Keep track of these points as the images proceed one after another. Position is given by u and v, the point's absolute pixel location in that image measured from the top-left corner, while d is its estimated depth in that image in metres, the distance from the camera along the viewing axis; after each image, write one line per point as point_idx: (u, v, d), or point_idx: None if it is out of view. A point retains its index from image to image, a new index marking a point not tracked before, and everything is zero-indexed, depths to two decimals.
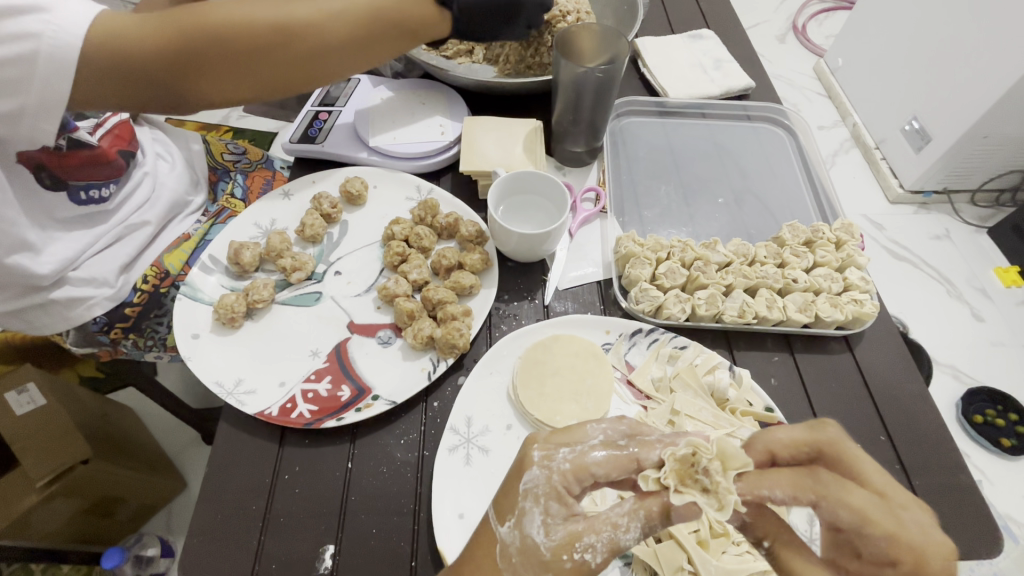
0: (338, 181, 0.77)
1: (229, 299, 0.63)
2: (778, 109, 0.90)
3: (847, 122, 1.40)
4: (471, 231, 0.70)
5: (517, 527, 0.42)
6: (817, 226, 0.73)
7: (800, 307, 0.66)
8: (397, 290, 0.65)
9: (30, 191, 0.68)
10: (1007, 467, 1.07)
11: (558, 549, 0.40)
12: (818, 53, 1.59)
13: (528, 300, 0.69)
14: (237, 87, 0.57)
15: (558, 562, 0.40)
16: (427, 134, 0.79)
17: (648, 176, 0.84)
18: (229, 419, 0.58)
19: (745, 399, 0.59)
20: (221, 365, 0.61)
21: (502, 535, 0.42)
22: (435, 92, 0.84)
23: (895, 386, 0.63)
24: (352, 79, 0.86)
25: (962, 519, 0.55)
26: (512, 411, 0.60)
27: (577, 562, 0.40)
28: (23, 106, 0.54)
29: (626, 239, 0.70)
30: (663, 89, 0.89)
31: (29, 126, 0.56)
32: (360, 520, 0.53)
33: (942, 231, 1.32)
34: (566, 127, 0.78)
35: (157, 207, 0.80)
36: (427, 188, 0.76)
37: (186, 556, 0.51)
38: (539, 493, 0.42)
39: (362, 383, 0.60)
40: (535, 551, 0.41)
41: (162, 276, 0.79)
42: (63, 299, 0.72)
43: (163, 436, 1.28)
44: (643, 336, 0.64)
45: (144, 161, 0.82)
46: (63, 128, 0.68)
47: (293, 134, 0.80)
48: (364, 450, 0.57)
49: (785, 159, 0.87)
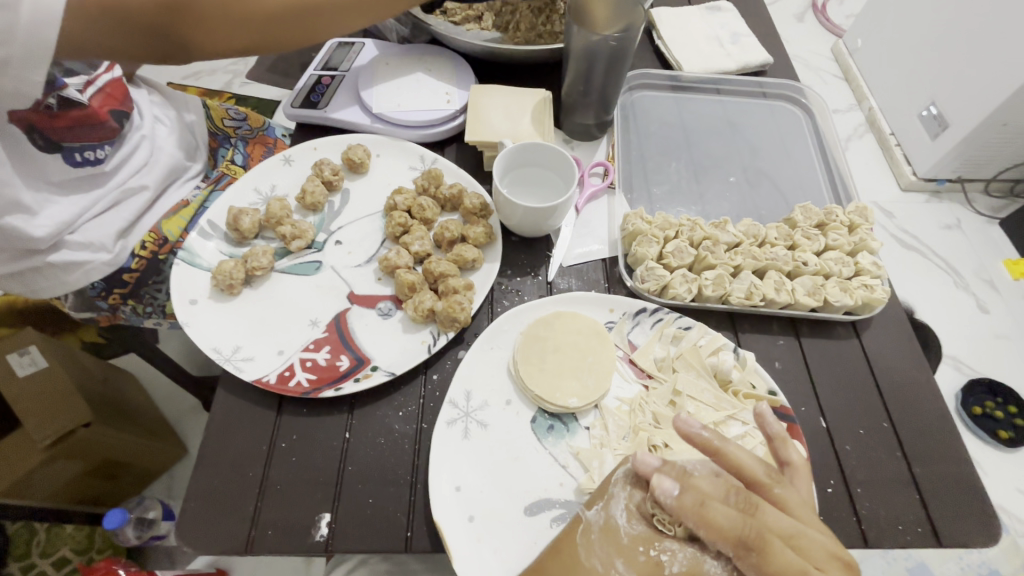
0: (339, 147, 0.75)
1: (227, 266, 0.62)
2: (796, 86, 0.86)
3: (863, 106, 1.35)
4: (475, 203, 0.68)
5: (604, 508, 0.48)
6: (830, 208, 0.71)
7: (808, 290, 0.64)
8: (398, 261, 0.64)
9: (23, 153, 0.68)
10: (1003, 460, 1.07)
11: (636, 539, 0.46)
12: (836, 32, 1.53)
13: (531, 276, 0.68)
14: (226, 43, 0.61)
15: (636, 551, 0.46)
16: (432, 102, 0.77)
17: (658, 152, 0.82)
18: (227, 386, 0.58)
19: (748, 381, 0.58)
20: (219, 332, 0.60)
21: (588, 516, 0.48)
22: (442, 58, 0.82)
23: (902, 373, 0.62)
24: (355, 43, 0.83)
25: (961, 508, 0.55)
26: (512, 386, 0.59)
27: (654, 557, 0.45)
28: (8, 58, 0.53)
29: (633, 216, 0.68)
30: (677, 62, 0.86)
31: (15, 74, 0.55)
32: (357, 489, 0.53)
33: (953, 221, 1.29)
34: (576, 99, 0.76)
35: (154, 172, 0.79)
36: (431, 158, 0.74)
37: (183, 519, 0.51)
38: (625, 482, 0.49)
39: (361, 353, 0.59)
40: (616, 533, 0.47)
41: (160, 243, 0.79)
42: (60, 264, 0.71)
43: (167, 402, 1.29)
44: (647, 316, 0.63)
45: (140, 123, 0.80)
46: (50, 85, 0.67)
47: (294, 99, 0.78)
48: (362, 421, 0.57)
49: (800, 139, 0.84)
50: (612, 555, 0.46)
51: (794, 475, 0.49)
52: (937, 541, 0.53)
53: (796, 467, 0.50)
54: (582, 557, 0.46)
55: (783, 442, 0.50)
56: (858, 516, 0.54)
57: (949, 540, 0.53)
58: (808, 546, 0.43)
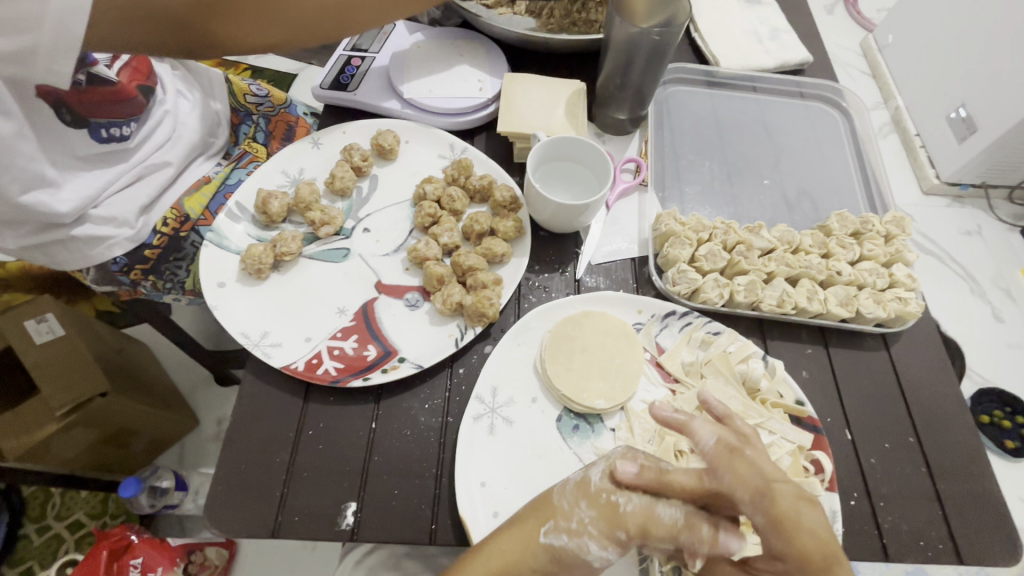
0: (368, 132, 0.74)
1: (256, 250, 0.61)
2: (835, 87, 0.84)
3: (890, 105, 1.25)
4: (505, 197, 0.67)
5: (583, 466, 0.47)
6: (866, 217, 0.70)
7: (841, 300, 0.64)
8: (427, 253, 0.63)
9: (50, 128, 0.66)
10: (1008, 469, 1.04)
11: (602, 488, 0.45)
12: (868, 27, 1.39)
13: (559, 272, 0.67)
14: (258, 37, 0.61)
15: (598, 498, 0.45)
16: (465, 89, 0.75)
17: (692, 150, 0.80)
18: (255, 369, 0.58)
19: (776, 390, 0.58)
20: (247, 316, 0.60)
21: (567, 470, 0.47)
22: (475, 44, 0.80)
23: (931, 389, 0.62)
24: (386, 24, 0.81)
25: (983, 527, 0.55)
26: (538, 384, 0.59)
27: (609, 503, 0.44)
28: (35, 46, 0.53)
29: (666, 216, 0.67)
30: (714, 57, 0.84)
31: (43, 67, 0.55)
32: (382, 480, 0.54)
33: (973, 227, 1.21)
34: (611, 91, 0.74)
35: (178, 148, 0.78)
36: (461, 147, 0.73)
37: (211, 501, 0.52)
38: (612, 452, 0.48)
39: (388, 345, 0.59)
40: (586, 484, 0.46)
41: (182, 220, 0.78)
42: (83, 238, 0.70)
43: (179, 373, 1.30)
44: (676, 319, 0.62)
45: (164, 97, 0.78)
46: (82, 61, 0.66)
47: (324, 80, 0.76)
48: (388, 412, 0.57)
49: (835, 141, 0.83)
50: (578, 497, 0.45)
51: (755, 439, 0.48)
52: (958, 557, 0.53)
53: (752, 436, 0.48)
54: (552, 498, 0.46)
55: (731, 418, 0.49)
56: (879, 530, 0.54)
57: (969, 557, 0.53)
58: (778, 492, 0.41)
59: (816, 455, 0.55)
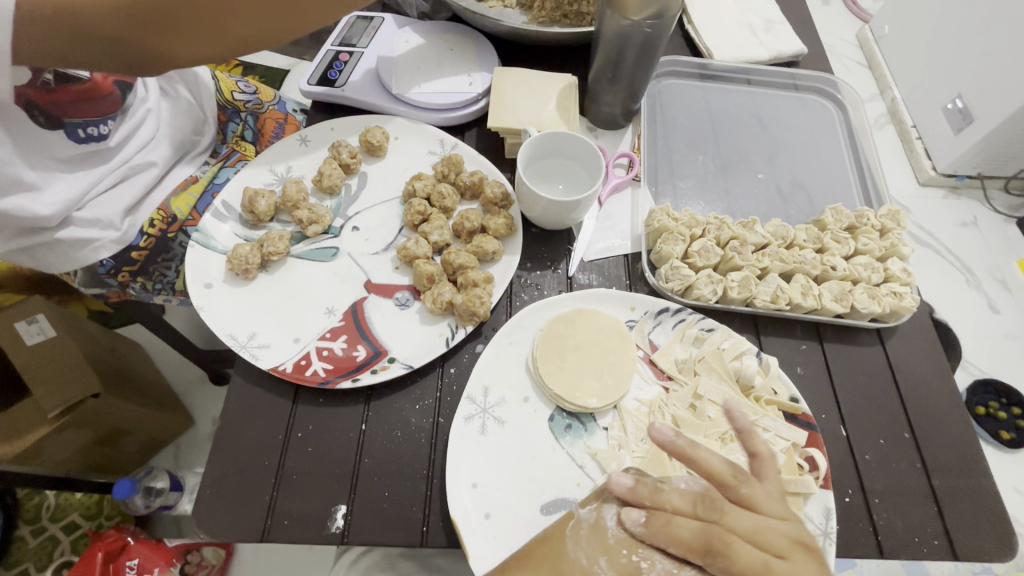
0: (356, 128, 0.73)
1: (242, 250, 0.60)
2: (830, 79, 0.83)
3: (885, 96, 1.24)
4: (496, 193, 0.66)
5: (597, 508, 0.45)
6: (861, 211, 0.70)
7: (835, 296, 0.63)
8: (417, 251, 0.62)
9: (26, 130, 0.65)
10: (1004, 461, 1.03)
11: (622, 541, 0.43)
12: (863, 18, 1.38)
13: (551, 269, 0.66)
14: (205, 53, 0.57)
15: (620, 553, 0.43)
16: (454, 84, 0.74)
17: (686, 144, 0.79)
18: (243, 372, 0.57)
19: (770, 387, 0.57)
20: (234, 317, 0.59)
21: (580, 512, 0.45)
22: (465, 38, 0.79)
23: (925, 384, 0.62)
24: (374, 19, 0.80)
25: (979, 523, 0.54)
26: (531, 384, 0.58)
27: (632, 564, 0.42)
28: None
29: (659, 213, 0.66)
30: (708, 50, 0.83)
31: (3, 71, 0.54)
32: (373, 482, 0.53)
33: (969, 218, 1.20)
34: (602, 85, 0.73)
35: (161, 148, 0.77)
36: (451, 143, 0.72)
37: (199, 506, 0.51)
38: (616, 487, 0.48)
39: (378, 345, 0.58)
40: (603, 531, 0.44)
41: (170, 220, 0.77)
42: (68, 240, 0.69)
43: (174, 374, 1.29)
44: (669, 316, 0.61)
45: (146, 95, 0.77)
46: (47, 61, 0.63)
47: (311, 76, 0.75)
48: (378, 413, 0.56)
49: (830, 134, 0.82)
50: (597, 551, 0.43)
51: (760, 467, 0.48)
52: (953, 555, 0.53)
53: (762, 459, 0.49)
54: (568, 550, 0.43)
55: (751, 435, 0.49)
56: (874, 526, 0.53)
57: (965, 554, 0.53)
58: (769, 538, 0.43)
59: (810, 452, 0.54)
